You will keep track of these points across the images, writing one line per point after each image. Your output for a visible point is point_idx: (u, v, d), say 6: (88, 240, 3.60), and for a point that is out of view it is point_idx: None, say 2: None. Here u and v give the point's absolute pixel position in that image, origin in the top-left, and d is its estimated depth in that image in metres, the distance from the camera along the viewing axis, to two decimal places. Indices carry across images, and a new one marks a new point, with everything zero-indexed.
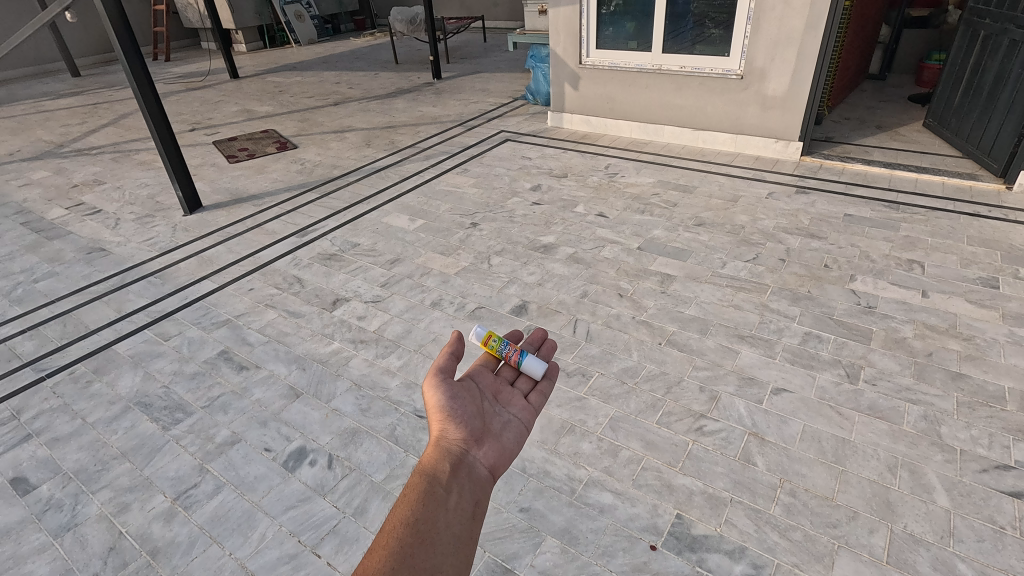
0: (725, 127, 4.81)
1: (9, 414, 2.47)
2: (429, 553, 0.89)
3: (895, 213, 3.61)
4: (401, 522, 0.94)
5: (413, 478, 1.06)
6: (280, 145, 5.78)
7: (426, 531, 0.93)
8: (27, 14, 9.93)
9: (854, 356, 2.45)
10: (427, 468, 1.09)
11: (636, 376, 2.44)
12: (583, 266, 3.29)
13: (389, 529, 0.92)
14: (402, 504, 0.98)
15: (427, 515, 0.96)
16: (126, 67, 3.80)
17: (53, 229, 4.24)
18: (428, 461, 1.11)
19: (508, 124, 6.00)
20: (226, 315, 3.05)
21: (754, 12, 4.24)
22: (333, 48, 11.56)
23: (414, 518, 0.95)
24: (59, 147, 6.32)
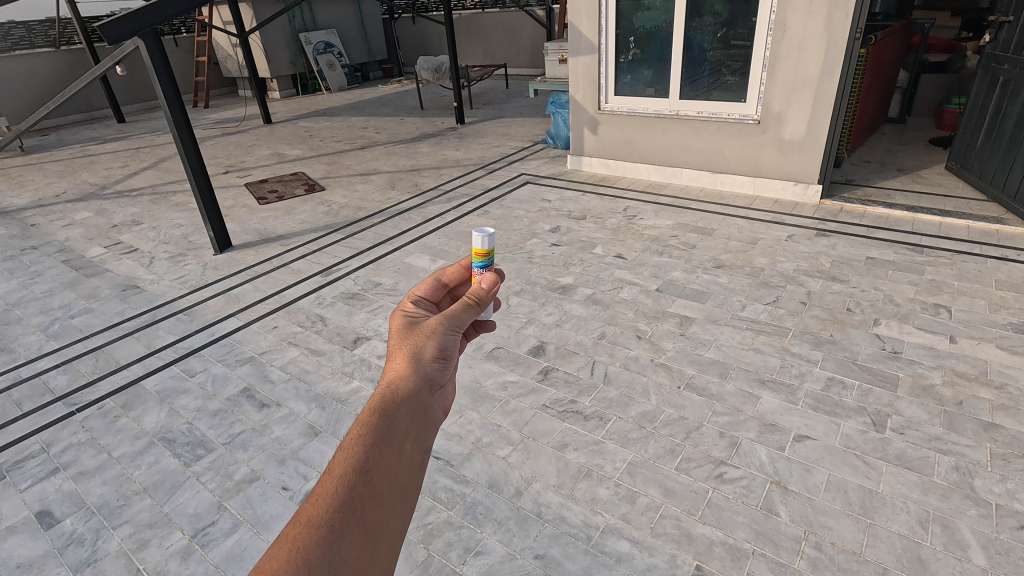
0: (743, 170, 4.84)
1: (39, 447, 2.54)
2: (378, 511, 0.75)
3: (919, 257, 3.56)
4: (352, 465, 0.77)
5: (370, 403, 0.88)
6: (309, 187, 6.00)
7: (380, 481, 0.78)
8: (80, 65, 10.66)
9: (881, 404, 2.39)
10: (388, 393, 0.91)
11: (654, 420, 2.41)
12: (601, 307, 3.31)
13: (334, 470, 0.76)
14: (356, 441, 0.81)
15: (385, 460, 0.80)
16: (168, 114, 4.04)
17: (91, 267, 4.43)
18: (387, 387, 0.92)
19: (529, 167, 6.15)
20: (250, 352, 3.13)
21: (769, 60, 4.36)
22: (362, 94, 12.08)
23: (369, 463, 0.79)
24: (102, 189, 6.66)
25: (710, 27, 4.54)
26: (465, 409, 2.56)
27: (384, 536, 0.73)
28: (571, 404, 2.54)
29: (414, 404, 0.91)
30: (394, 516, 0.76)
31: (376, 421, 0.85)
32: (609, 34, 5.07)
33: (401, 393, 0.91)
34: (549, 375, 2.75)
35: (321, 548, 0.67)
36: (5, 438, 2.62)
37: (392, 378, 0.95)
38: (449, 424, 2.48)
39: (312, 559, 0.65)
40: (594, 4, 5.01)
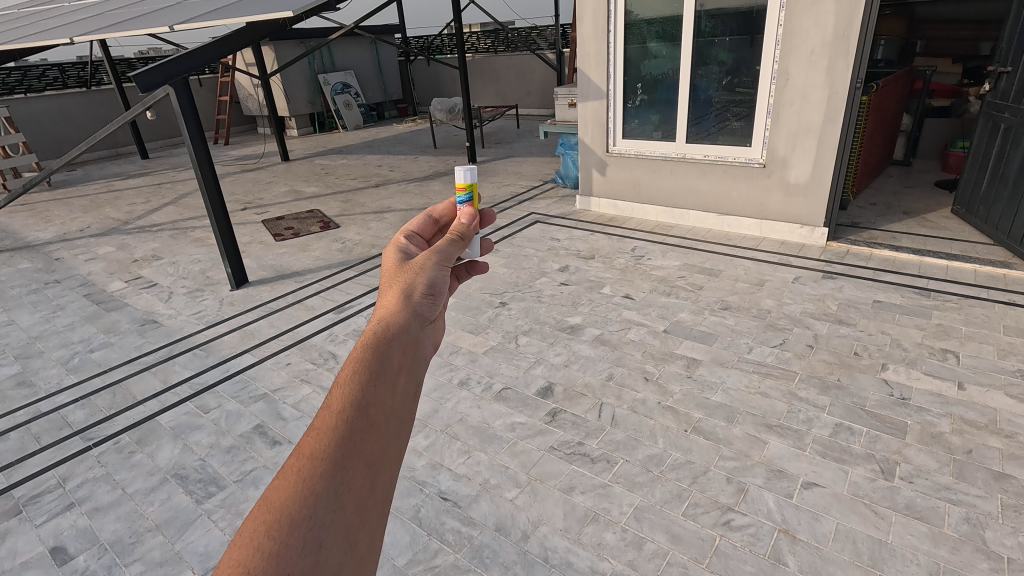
0: (750, 212, 4.92)
1: (55, 482, 2.59)
2: (378, 441, 0.76)
3: (926, 301, 3.58)
4: (349, 402, 0.78)
5: (362, 344, 0.89)
6: (324, 224, 6.16)
7: (378, 416, 0.79)
8: (109, 104, 11.12)
9: (889, 451, 2.38)
10: (381, 334, 0.92)
11: (661, 464, 2.42)
12: (609, 347, 3.35)
13: (331, 408, 0.77)
14: (351, 379, 0.81)
15: (380, 396, 0.81)
16: (193, 155, 4.22)
17: (111, 301, 4.56)
18: (379, 327, 0.94)
19: (538, 206, 6.28)
20: (264, 389, 3.18)
21: (773, 106, 4.49)
22: (378, 133, 12.45)
23: (365, 399, 0.79)
24: (124, 224, 6.87)
25: (715, 75, 4.71)
26: (474, 450, 2.59)
27: (386, 463, 0.75)
28: (579, 446, 2.56)
29: (405, 341, 0.92)
30: (393, 444, 0.78)
31: (369, 359, 0.86)
32: (618, 80, 5.26)
33: (392, 332, 0.92)
34: (557, 416, 2.77)
35: (325, 479, 0.68)
36: (24, 471, 2.68)
37: (383, 319, 0.96)
38: (458, 465, 2.51)
39: (317, 490, 0.66)
40: (602, 53, 5.22)
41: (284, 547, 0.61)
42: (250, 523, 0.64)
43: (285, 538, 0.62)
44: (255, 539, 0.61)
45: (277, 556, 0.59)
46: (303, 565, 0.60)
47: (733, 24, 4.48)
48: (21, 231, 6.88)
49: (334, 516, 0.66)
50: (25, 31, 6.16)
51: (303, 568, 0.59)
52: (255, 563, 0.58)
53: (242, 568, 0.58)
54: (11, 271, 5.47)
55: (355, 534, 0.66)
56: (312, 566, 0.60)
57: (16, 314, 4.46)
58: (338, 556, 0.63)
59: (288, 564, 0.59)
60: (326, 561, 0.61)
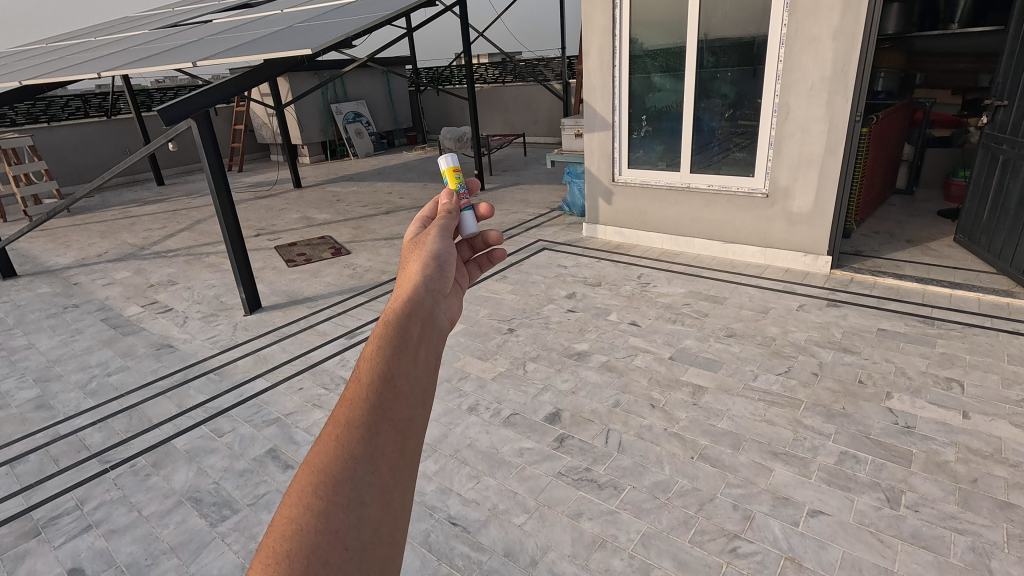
0: (754, 241, 5.00)
1: (74, 504, 2.65)
2: (406, 409, 0.80)
3: (930, 329, 3.62)
4: (377, 374, 0.82)
5: (384, 323, 0.94)
6: (335, 251, 6.29)
7: (404, 387, 0.82)
8: (128, 133, 11.45)
9: (895, 480, 2.40)
10: (399, 313, 0.96)
11: (668, 491, 2.45)
12: (616, 374, 3.39)
13: (360, 381, 0.81)
14: (376, 355, 0.86)
15: (404, 369, 0.85)
16: (211, 184, 4.36)
17: (128, 326, 4.67)
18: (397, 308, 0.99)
19: (546, 233, 6.39)
20: (277, 413, 3.24)
21: (775, 137, 4.60)
22: (388, 160, 12.71)
23: (391, 372, 0.84)
24: (141, 249, 7.03)
25: (718, 108, 4.85)
26: (483, 475, 2.63)
27: (416, 428, 0.78)
28: (586, 472, 2.59)
29: (421, 320, 0.98)
30: (419, 412, 0.81)
31: (391, 337, 0.90)
32: (623, 112, 5.42)
33: (409, 312, 0.98)
34: (564, 442, 2.81)
35: (362, 444, 0.72)
36: (43, 493, 2.74)
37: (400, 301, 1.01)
38: (467, 490, 2.55)
39: (354, 454, 0.71)
40: (608, 86, 5.39)
41: (331, 504, 0.65)
42: (295, 483, 0.68)
43: (330, 497, 0.66)
44: (303, 497, 0.66)
45: (324, 513, 0.64)
46: (348, 521, 0.65)
47: (734, 58, 4.63)
48: (41, 256, 7.06)
49: (372, 478, 0.70)
50: (54, 66, 6.43)
51: (348, 524, 0.64)
52: (306, 519, 0.63)
53: (293, 523, 0.62)
54: (31, 295, 5.62)
55: (391, 495, 0.70)
56: (356, 523, 0.65)
57: (36, 338, 4.58)
58: (377, 514, 0.68)
59: (335, 521, 0.64)
60: (369, 518, 0.67)
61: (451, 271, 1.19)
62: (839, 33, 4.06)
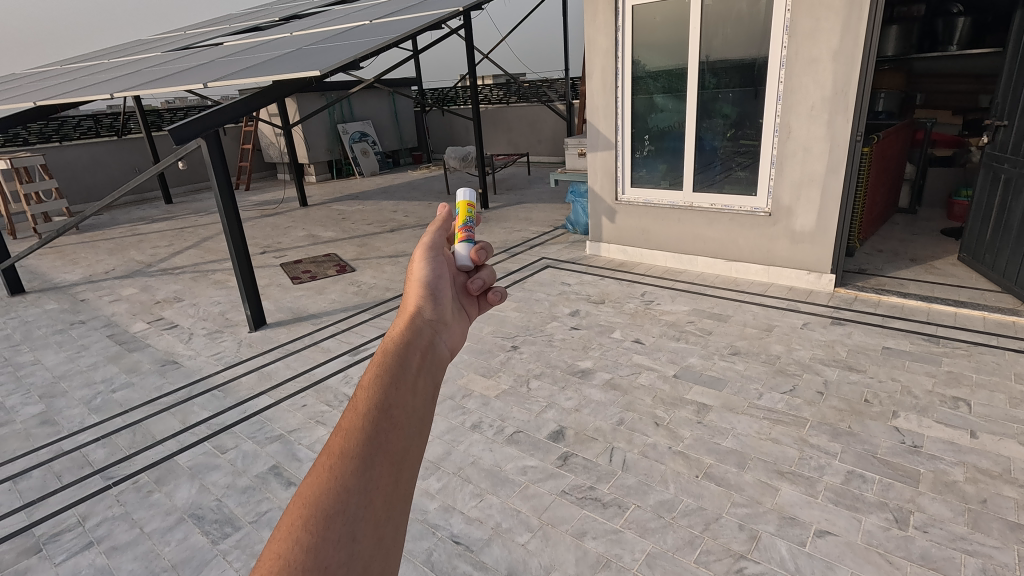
0: (757, 259, 5.01)
1: (75, 520, 2.64)
2: (401, 439, 0.81)
3: (935, 347, 3.61)
4: (373, 405, 0.84)
5: (384, 355, 0.96)
6: (340, 268, 6.33)
7: (401, 418, 0.83)
8: (137, 152, 11.62)
9: (903, 500, 2.38)
10: (398, 345, 0.98)
11: (673, 510, 2.43)
12: (620, 392, 3.38)
13: (356, 412, 0.83)
14: (374, 385, 0.87)
15: (401, 399, 0.86)
16: (219, 202, 4.42)
17: (134, 342, 4.69)
18: (395, 339, 1.01)
19: (549, 251, 6.42)
20: (280, 430, 3.24)
21: (777, 157, 4.65)
22: (393, 179, 12.84)
23: (387, 403, 0.85)
24: (148, 266, 7.10)
25: (720, 128, 4.91)
26: (486, 493, 2.61)
27: (408, 459, 0.79)
28: (590, 490, 2.57)
29: (418, 350, 1.00)
30: (414, 441, 0.82)
31: (389, 367, 0.92)
32: (625, 132, 5.49)
33: (408, 344, 1.00)
34: (568, 461, 2.79)
35: (355, 477, 0.74)
36: (45, 509, 2.73)
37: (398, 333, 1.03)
38: (470, 508, 2.53)
39: (348, 487, 0.72)
40: (611, 106, 5.46)
41: (320, 539, 0.67)
42: (287, 517, 0.70)
43: (321, 531, 0.68)
44: (294, 532, 0.68)
45: (314, 549, 0.65)
46: (337, 557, 0.66)
47: (736, 80, 4.70)
48: (49, 273, 7.13)
49: (364, 511, 0.71)
50: (68, 87, 6.57)
51: (338, 559, 0.65)
52: (295, 554, 0.65)
53: (282, 558, 0.64)
54: (38, 312, 5.66)
55: (383, 531, 0.71)
56: (345, 557, 0.66)
57: (42, 354, 4.60)
58: (368, 550, 0.68)
59: (325, 556, 0.65)
60: (359, 552, 0.67)
61: (449, 301, 1.21)
62: (839, 55, 4.12)
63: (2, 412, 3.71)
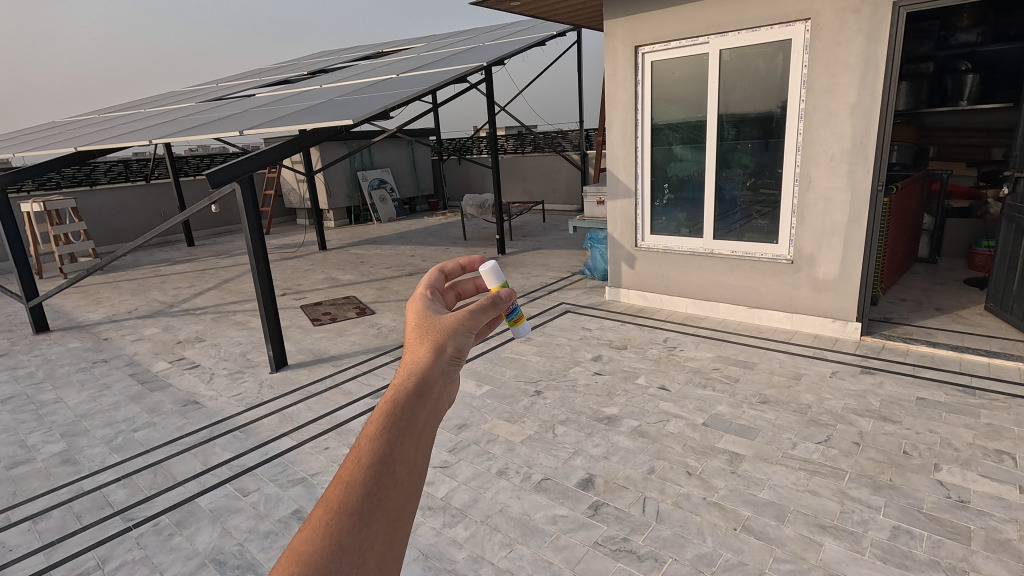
0: (780, 306, 4.98)
1: (94, 563, 2.58)
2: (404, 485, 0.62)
3: (971, 399, 3.51)
4: (374, 441, 0.64)
5: (396, 377, 0.75)
6: (360, 310, 6.38)
7: (408, 461, 0.64)
8: (163, 196, 11.97)
9: (955, 558, 2.27)
10: (411, 367, 0.77)
11: (712, 564, 2.32)
12: (648, 440, 3.31)
13: (357, 453, 0.64)
14: (382, 417, 0.67)
15: (409, 441, 0.66)
16: (249, 244, 4.51)
17: (156, 381, 4.71)
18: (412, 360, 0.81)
19: (569, 296, 6.44)
20: (302, 473, 3.19)
21: (797, 206, 4.70)
22: (410, 224, 13.08)
23: (392, 439, 0.65)
24: (170, 306, 7.20)
25: (739, 177, 5.00)
26: (516, 543, 2.53)
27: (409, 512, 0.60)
28: (624, 542, 2.48)
29: (439, 375, 0.78)
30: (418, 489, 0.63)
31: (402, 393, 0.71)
32: (645, 180, 5.60)
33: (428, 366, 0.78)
34: (599, 510, 2.71)
35: (349, 538, 0.55)
36: (64, 551, 2.68)
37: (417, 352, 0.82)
38: (500, 559, 2.44)
39: (342, 543, 0.55)
40: (630, 157, 5.60)
41: None
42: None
43: None
44: None
45: None
46: None
47: (755, 131, 4.82)
48: (73, 312, 7.24)
49: None
50: (105, 134, 6.86)
51: None
52: None
53: None
54: (61, 350, 5.72)
55: None
56: None
57: (64, 392, 4.62)
58: None
59: None
60: None
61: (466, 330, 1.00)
62: (856, 108, 4.22)
63: (23, 450, 3.70)
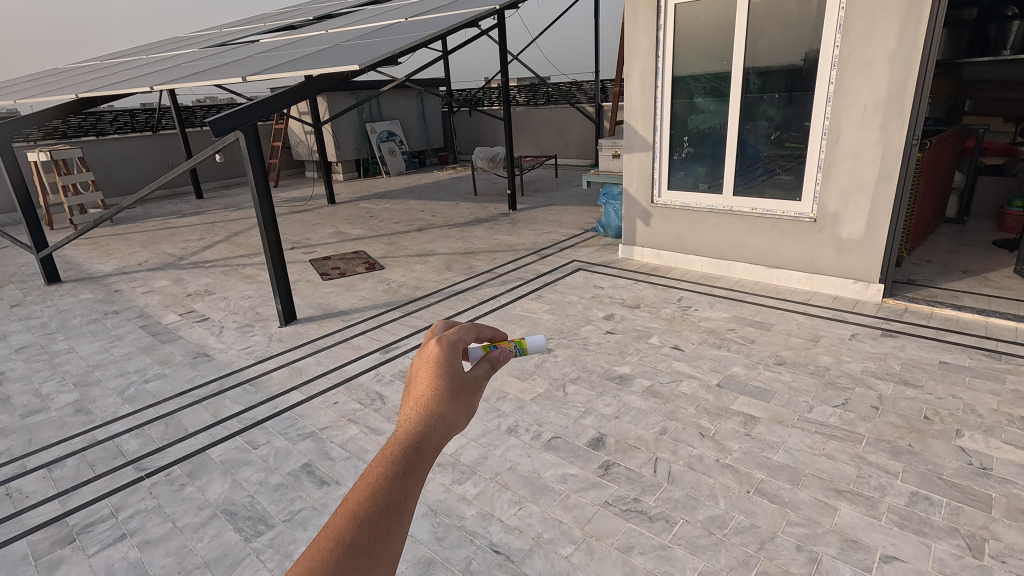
0: (800, 267, 4.83)
1: (108, 511, 2.61)
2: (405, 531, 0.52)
3: (997, 363, 3.41)
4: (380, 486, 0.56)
5: (403, 420, 0.68)
6: (369, 265, 6.31)
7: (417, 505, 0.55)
8: (171, 148, 11.80)
9: (975, 526, 2.21)
10: (421, 413, 0.70)
11: (724, 527, 2.29)
12: (661, 400, 3.25)
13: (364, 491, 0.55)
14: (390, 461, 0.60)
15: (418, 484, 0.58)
16: (255, 196, 4.41)
17: (166, 334, 4.71)
18: (414, 406, 0.73)
19: (581, 254, 6.29)
20: (312, 427, 3.19)
21: (824, 162, 4.48)
22: (419, 179, 12.87)
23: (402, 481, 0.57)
24: (180, 259, 7.17)
25: (763, 131, 4.76)
26: (526, 501, 2.51)
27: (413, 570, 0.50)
28: (635, 503, 2.45)
29: (448, 425, 0.71)
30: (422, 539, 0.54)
31: (409, 439, 0.65)
32: (664, 133, 5.35)
33: (435, 414, 0.72)
34: (610, 470, 2.68)
35: None
36: (79, 498, 2.71)
37: (421, 397, 0.75)
38: (509, 516, 2.43)
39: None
40: (649, 108, 5.34)
41: None
42: None
43: None
44: None
45: None
46: None
47: (782, 84, 4.55)
48: (84, 263, 7.23)
49: None
50: (107, 81, 6.63)
51: None
52: None
53: None
54: (74, 301, 5.73)
55: None
56: None
57: (77, 342, 4.64)
58: None
59: None
60: None
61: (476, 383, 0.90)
62: (895, 56, 3.94)
63: (38, 398, 3.74)
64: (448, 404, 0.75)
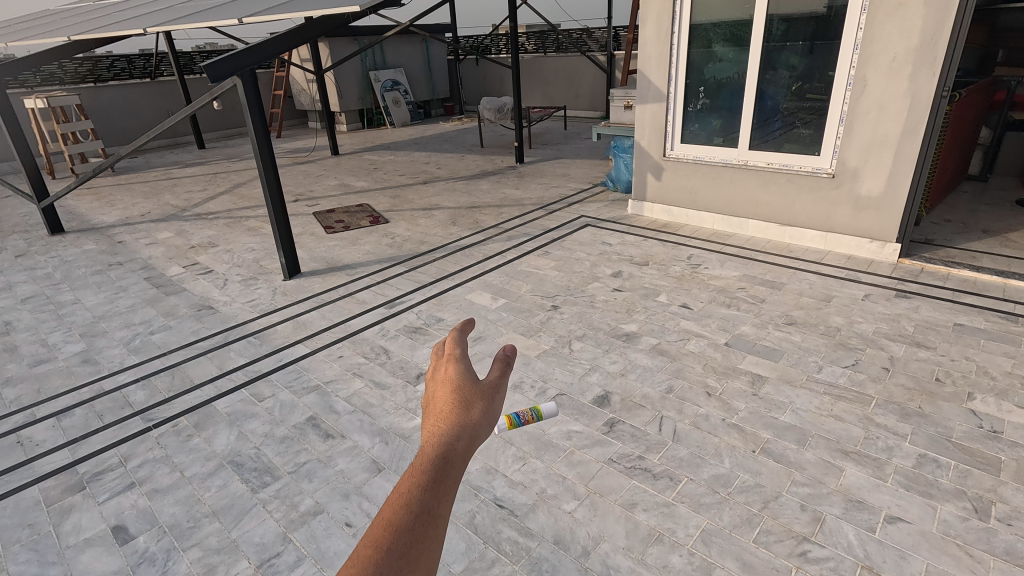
0: (815, 224, 4.70)
1: (117, 460, 2.64)
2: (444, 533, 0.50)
3: (1014, 326, 3.33)
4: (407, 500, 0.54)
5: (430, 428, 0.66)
6: (373, 219, 6.22)
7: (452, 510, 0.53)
8: (170, 96, 11.52)
9: (982, 489, 2.20)
10: (445, 414, 0.68)
11: (728, 485, 2.29)
12: (668, 359, 3.22)
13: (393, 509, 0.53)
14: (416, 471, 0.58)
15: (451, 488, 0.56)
16: (255, 146, 4.28)
17: (170, 286, 4.68)
18: (439, 405, 0.71)
19: (589, 209, 6.16)
20: (316, 380, 3.19)
21: (847, 115, 4.27)
22: (425, 130, 12.55)
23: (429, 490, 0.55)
24: (182, 210, 7.08)
25: (784, 81, 4.54)
26: (530, 457, 2.51)
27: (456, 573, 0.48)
28: (639, 460, 2.45)
29: (475, 420, 0.68)
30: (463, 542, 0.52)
31: (435, 444, 0.63)
32: (679, 83, 5.12)
33: (455, 410, 0.69)
34: (615, 427, 2.67)
35: None
36: (88, 448, 2.74)
37: (442, 396, 0.73)
38: (513, 472, 2.43)
39: None
40: (665, 56, 5.09)
41: None
42: None
43: None
44: None
45: None
46: None
47: (807, 30, 4.29)
48: (87, 214, 7.16)
49: None
50: (99, 23, 6.37)
51: None
52: None
53: None
54: (77, 252, 5.70)
55: None
56: None
57: (82, 293, 4.63)
58: None
59: None
60: None
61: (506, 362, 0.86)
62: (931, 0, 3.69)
63: (45, 348, 3.75)
64: (470, 394, 0.72)
